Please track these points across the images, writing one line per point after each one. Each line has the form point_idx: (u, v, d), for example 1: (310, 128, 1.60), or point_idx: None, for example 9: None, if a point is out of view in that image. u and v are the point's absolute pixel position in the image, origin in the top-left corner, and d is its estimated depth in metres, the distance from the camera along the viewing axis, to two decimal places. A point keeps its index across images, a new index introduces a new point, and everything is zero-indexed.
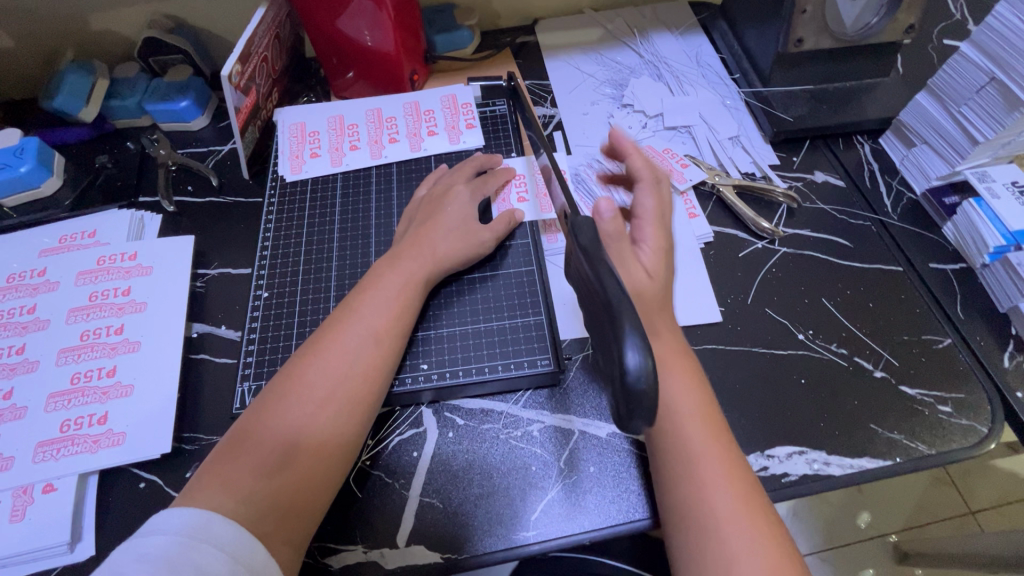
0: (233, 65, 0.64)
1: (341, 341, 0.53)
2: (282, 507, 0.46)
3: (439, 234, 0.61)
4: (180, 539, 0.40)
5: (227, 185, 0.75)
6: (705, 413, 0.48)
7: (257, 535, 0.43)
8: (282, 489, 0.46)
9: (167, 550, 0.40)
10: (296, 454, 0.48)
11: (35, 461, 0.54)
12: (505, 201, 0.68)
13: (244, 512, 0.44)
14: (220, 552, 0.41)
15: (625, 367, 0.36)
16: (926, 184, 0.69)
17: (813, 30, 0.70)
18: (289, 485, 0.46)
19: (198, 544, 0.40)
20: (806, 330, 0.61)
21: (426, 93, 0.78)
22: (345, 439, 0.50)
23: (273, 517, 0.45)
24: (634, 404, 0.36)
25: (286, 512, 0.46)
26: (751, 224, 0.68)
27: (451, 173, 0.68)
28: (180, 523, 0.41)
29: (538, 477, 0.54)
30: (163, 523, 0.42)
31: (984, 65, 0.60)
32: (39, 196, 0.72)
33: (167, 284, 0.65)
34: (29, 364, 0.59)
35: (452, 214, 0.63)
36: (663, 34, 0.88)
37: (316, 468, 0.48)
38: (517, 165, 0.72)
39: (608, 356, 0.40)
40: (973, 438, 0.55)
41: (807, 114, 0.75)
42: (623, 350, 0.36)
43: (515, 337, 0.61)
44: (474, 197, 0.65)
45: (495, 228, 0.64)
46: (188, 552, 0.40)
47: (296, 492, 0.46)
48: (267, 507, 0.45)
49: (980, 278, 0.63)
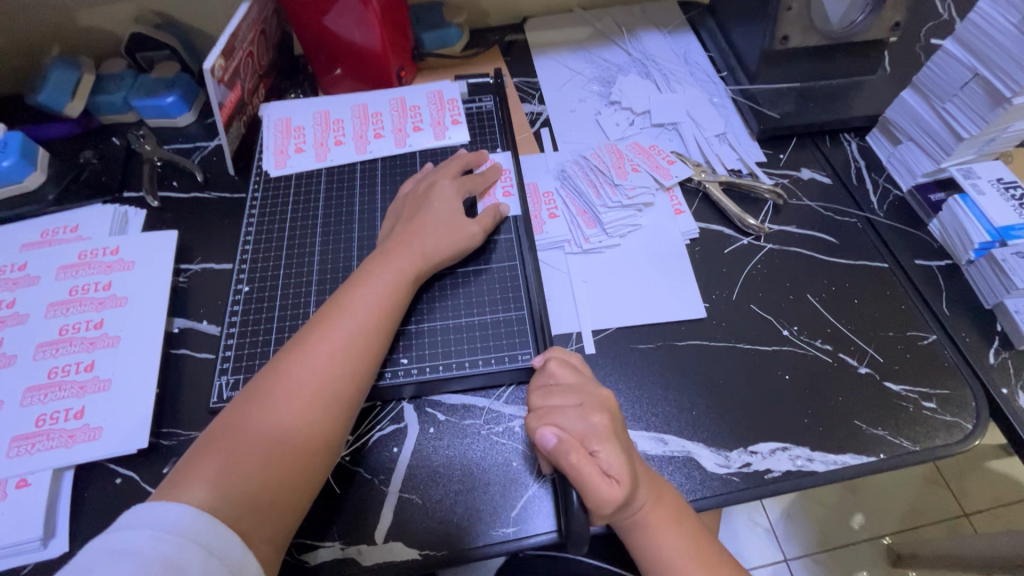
0: (215, 59, 0.63)
1: (329, 338, 0.52)
2: (261, 505, 0.45)
3: (428, 232, 0.61)
4: (158, 534, 0.40)
5: (212, 180, 0.75)
6: (697, 548, 0.48)
7: (236, 531, 0.43)
8: (257, 490, 0.45)
9: (143, 545, 0.39)
10: (281, 452, 0.47)
11: (9, 456, 0.53)
12: (490, 197, 0.68)
13: (225, 508, 0.43)
14: (194, 545, 0.40)
15: (569, 506, 0.45)
16: (912, 181, 0.69)
17: (799, 27, 0.70)
18: (270, 485, 0.46)
19: (174, 539, 0.40)
20: (791, 326, 0.61)
21: (413, 89, 0.78)
22: (327, 438, 0.49)
23: (252, 515, 0.44)
24: (572, 538, 0.45)
25: (265, 510, 0.45)
26: (737, 221, 0.68)
27: (436, 170, 0.67)
28: (158, 518, 0.41)
29: (519, 473, 0.54)
30: (133, 517, 0.41)
31: (967, 62, 0.60)
32: (23, 190, 0.72)
33: (148, 280, 0.64)
34: (6, 359, 0.58)
35: (438, 209, 0.62)
36: (651, 33, 0.88)
37: (299, 464, 0.47)
38: (503, 161, 0.72)
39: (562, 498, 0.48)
40: (957, 434, 0.54)
41: (794, 111, 0.75)
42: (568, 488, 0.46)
43: (497, 331, 0.60)
44: (460, 192, 0.65)
45: (483, 221, 0.63)
46: (163, 547, 0.39)
47: (280, 490, 0.46)
48: (247, 505, 0.44)
49: (966, 275, 0.63)
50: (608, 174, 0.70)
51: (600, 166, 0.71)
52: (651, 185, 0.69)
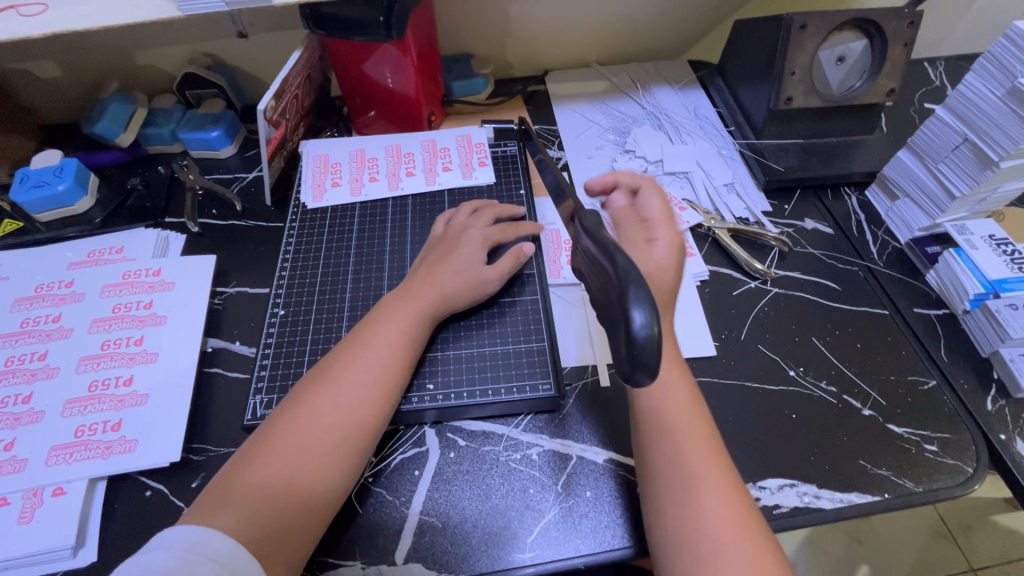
0: (268, 101, 0.69)
1: (353, 368, 0.55)
2: (280, 527, 0.46)
3: (449, 272, 0.63)
4: (182, 554, 0.41)
5: (250, 210, 0.80)
6: (694, 407, 0.49)
7: (255, 555, 0.44)
8: (278, 513, 0.47)
9: (168, 563, 0.40)
10: (299, 477, 0.49)
11: (47, 464, 0.55)
12: (555, 262, 0.73)
13: (246, 535, 0.44)
14: (216, 566, 0.41)
15: (634, 332, 0.36)
16: (910, 236, 0.73)
17: (801, 90, 0.77)
18: (287, 507, 0.47)
19: (195, 559, 0.41)
20: (797, 367, 0.64)
21: (443, 132, 0.84)
22: (343, 463, 0.51)
23: (272, 538, 0.45)
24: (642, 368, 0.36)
25: (285, 533, 0.46)
26: (744, 265, 0.72)
27: (471, 217, 0.71)
28: (182, 539, 0.42)
29: (536, 499, 0.56)
30: (166, 538, 0.43)
31: (957, 128, 0.64)
32: (72, 213, 0.77)
33: (186, 301, 0.68)
34: (50, 371, 0.62)
35: (463, 256, 0.65)
36: (664, 88, 0.94)
37: (313, 490, 0.49)
38: (550, 215, 0.79)
39: (613, 329, 0.39)
40: (959, 477, 0.56)
41: (798, 165, 0.80)
42: (629, 312, 0.36)
43: (519, 361, 0.63)
44: (485, 242, 0.67)
45: (501, 266, 0.65)
46: (187, 566, 0.41)
47: (294, 514, 0.47)
48: (267, 528, 0.45)
49: (963, 324, 0.66)
50: None
51: None
52: None
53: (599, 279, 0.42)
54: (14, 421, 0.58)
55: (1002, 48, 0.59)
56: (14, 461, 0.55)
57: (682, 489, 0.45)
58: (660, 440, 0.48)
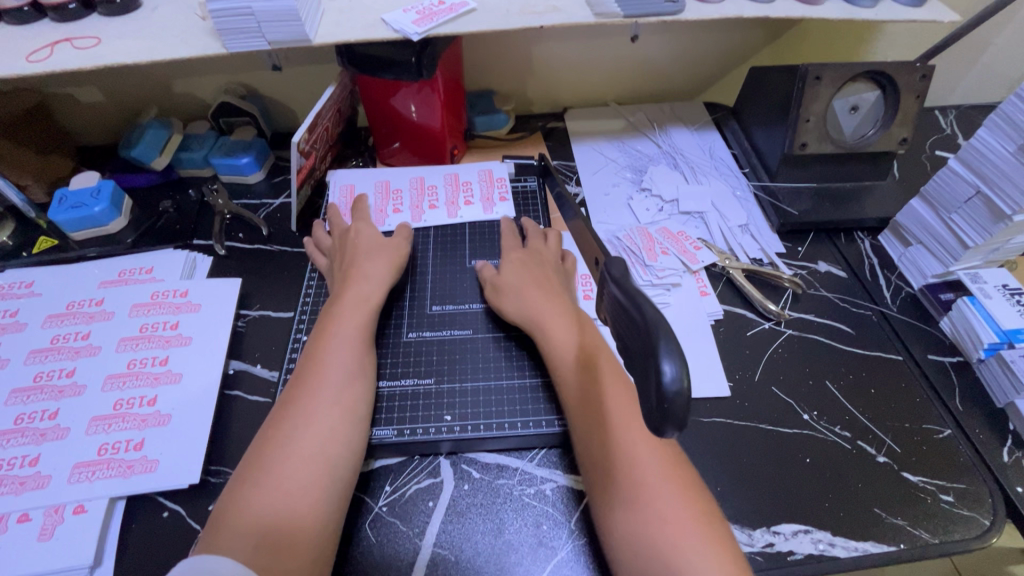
0: (302, 134, 0.72)
1: (323, 376, 0.57)
2: (280, 540, 0.47)
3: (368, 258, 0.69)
4: None
5: (275, 235, 0.82)
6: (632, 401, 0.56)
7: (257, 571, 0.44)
8: (284, 531, 0.47)
9: None
10: (294, 488, 0.50)
11: (70, 481, 0.56)
12: None
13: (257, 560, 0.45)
14: None
15: (660, 377, 0.37)
16: (922, 281, 0.74)
17: (815, 136, 0.78)
18: (289, 522, 0.48)
19: None
20: (811, 411, 0.64)
21: (465, 166, 0.87)
22: (331, 471, 0.52)
23: (272, 552, 0.46)
24: (671, 417, 0.36)
25: (284, 545, 0.47)
26: (759, 306, 0.73)
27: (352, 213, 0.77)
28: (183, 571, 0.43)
29: (548, 536, 0.56)
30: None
31: (971, 180, 0.66)
32: (106, 232, 0.80)
33: (211, 323, 0.70)
34: (77, 388, 0.63)
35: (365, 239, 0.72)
36: (679, 129, 0.97)
37: (311, 501, 0.50)
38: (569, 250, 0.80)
39: (639, 378, 0.40)
40: (975, 529, 0.56)
41: (811, 209, 0.81)
42: (659, 363, 0.37)
43: (535, 395, 0.64)
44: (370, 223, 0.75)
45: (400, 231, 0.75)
46: None
47: (295, 530, 0.48)
48: (266, 542, 0.46)
49: (978, 374, 0.67)
50: (640, 255, 0.78)
51: (633, 248, 0.78)
52: (679, 267, 0.76)
53: (627, 327, 0.43)
54: (40, 436, 0.59)
55: (1014, 105, 0.61)
56: (38, 477, 0.57)
57: (625, 480, 0.51)
58: (602, 429, 0.54)
